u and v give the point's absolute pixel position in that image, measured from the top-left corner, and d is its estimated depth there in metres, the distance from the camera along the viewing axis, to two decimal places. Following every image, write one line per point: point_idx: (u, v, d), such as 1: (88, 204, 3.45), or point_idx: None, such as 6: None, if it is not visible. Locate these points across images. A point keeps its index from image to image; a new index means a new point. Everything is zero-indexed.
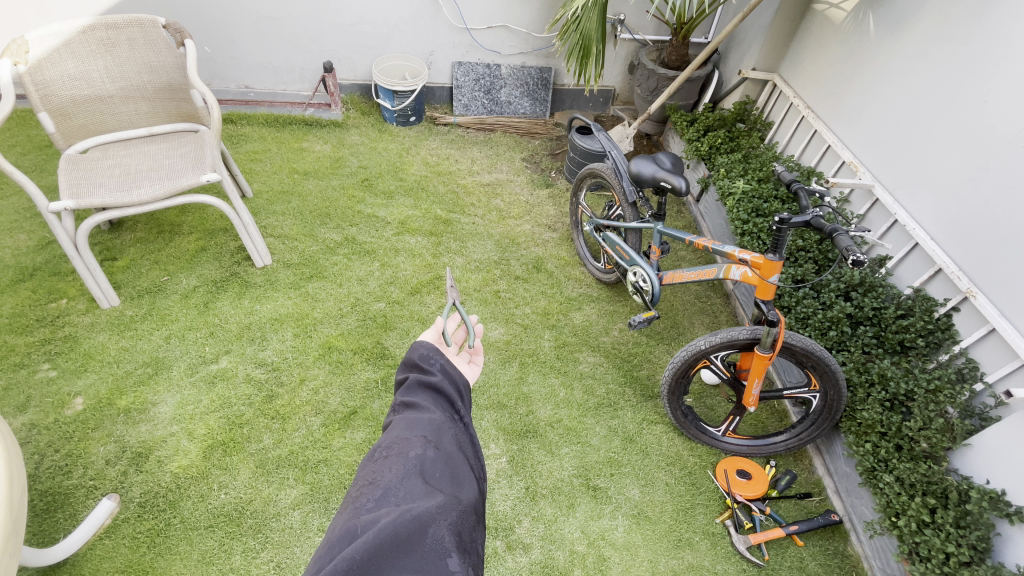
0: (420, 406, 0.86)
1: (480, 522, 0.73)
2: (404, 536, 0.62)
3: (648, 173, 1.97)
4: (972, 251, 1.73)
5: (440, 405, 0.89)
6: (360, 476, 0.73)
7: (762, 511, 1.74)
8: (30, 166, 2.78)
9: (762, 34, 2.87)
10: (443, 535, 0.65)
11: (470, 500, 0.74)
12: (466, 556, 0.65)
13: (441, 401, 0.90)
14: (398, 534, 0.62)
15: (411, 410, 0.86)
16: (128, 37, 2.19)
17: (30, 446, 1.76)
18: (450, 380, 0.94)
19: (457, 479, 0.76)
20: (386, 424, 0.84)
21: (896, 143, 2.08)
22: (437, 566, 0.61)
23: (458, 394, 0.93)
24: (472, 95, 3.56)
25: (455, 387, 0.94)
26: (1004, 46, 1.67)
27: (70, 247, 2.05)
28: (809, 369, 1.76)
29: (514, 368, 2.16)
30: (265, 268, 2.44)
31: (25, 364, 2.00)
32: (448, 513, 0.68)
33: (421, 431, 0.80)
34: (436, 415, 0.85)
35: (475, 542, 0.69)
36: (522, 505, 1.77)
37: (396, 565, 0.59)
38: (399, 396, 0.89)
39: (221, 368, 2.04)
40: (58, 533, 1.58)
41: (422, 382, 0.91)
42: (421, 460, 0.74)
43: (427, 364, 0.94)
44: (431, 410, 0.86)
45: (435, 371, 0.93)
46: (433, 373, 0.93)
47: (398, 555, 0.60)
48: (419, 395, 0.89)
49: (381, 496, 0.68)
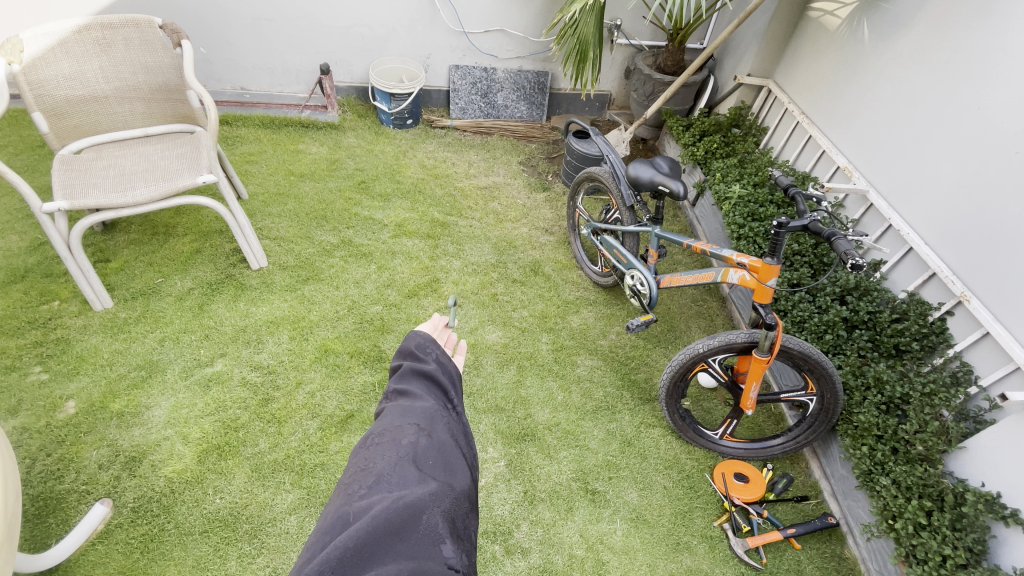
0: (413, 394, 0.85)
1: (473, 510, 0.72)
2: (398, 523, 0.61)
3: (646, 177, 1.97)
4: (966, 256, 1.75)
5: (433, 395, 0.88)
6: (352, 463, 0.72)
7: (759, 514, 1.74)
8: (21, 167, 2.75)
9: (756, 40, 2.89)
10: (436, 522, 0.64)
11: (463, 489, 0.72)
12: (459, 542, 0.65)
13: (435, 390, 0.89)
14: (392, 521, 0.61)
15: (403, 398, 0.85)
16: (123, 37, 2.18)
17: (21, 450, 1.74)
18: (444, 371, 0.93)
19: (450, 467, 0.74)
20: (380, 411, 0.82)
21: (891, 149, 2.10)
22: (431, 552, 0.60)
23: (451, 384, 0.91)
24: (468, 99, 3.57)
25: (449, 377, 0.92)
26: (999, 52, 1.69)
27: (64, 249, 2.03)
28: (806, 373, 1.77)
29: (512, 372, 2.16)
30: (261, 271, 2.43)
31: (16, 367, 1.97)
32: (443, 501, 0.67)
33: (414, 418, 0.79)
34: (429, 403, 0.84)
35: (468, 529, 0.69)
36: (521, 508, 1.76)
37: (389, 552, 0.59)
38: (392, 384, 0.88)
39: (216, 372, 2.02)
40: (49, 539, 1.56)
41: (416, 370, 0.90)
42: (414, 447, 0.74)
43: (423, 354, 0.92)
44: (424, 398, 0.85)
45: (429, 361, 0.92)
46: (428, 363, 0.91)
47: (391, 541, 0.59)
48: (413, 384, 0.88)
49: (375, 482, 0.67)
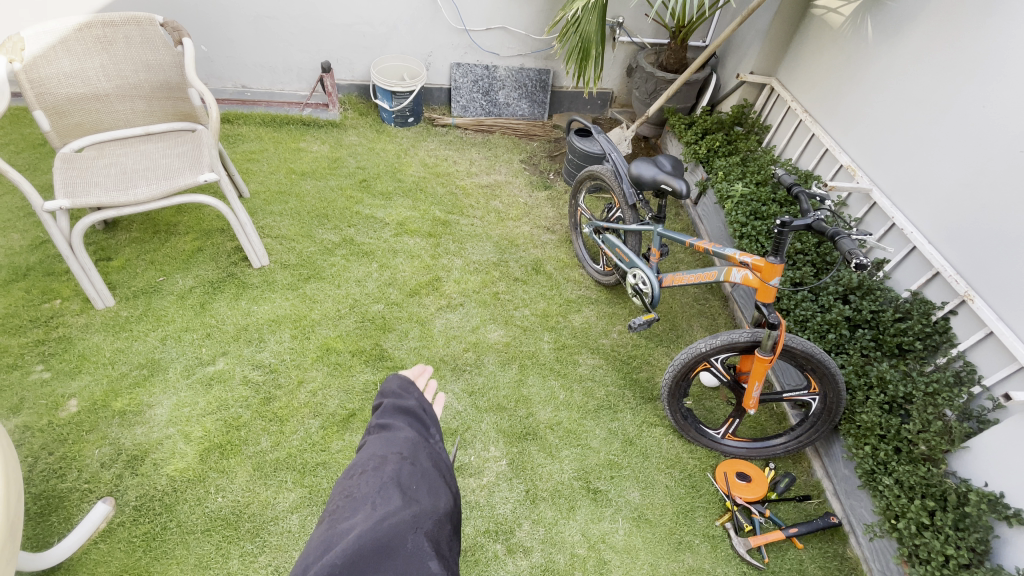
0: (395, 427, 0.88)
1: (455, 533, 0.74)
2: (384, 541, 0.63)
3: (648, 175, 1.96)
4: (970, 255, 1.74)
5: (413, 427, 0.90)
6: (336, 493, 0.73)
7: (761, 514, 1.73)
8: (23, 165, 2.75)
9: (759, 38, 2.88)
10: (421, 541, 0.66)
11: (445, 511, 0.75)
12: (444, 562, 0.66)
13: (416, 423, 0.91)
14: (378, 540, 0.63)
15: (386, 431, 0.87)
16: (124, 35, 2.17)
17: (23, 449, 1.74)
18: (423, 407, 0.96)
19: (433, 492, 0.76)
20: (362, 445, 0.84)
21: (894, 147, 2.10)
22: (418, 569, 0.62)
23: (429, 420, 0.94)
24: (469, 97, 3.56)
25: (428, 413, 0.95)
26: (1004, 50, 1.68)
27: (65, 248, 2.03)
28: (808, 372, 1.76)
29: (513, 371, 2.15)
30: (262, 270, 2.43)
31: (18, 365, 1.97)
32: (425, 521, 0.68)
33: (396, 447, 0.81)
34: (410, 434, 0.87)
35: (450, 551, 0.71)
36: (522, 508, 1.76)
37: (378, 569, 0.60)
38: (374, 420, 0.90)
39: (218, 370, 2.02)
40: (52, 537, 1.56)
41: (399, 407, 0.92)
42: (397, 474, 0.75)
43: (404, 391, 0.95)
44: (405, 430, 0.87)
45: (410, 398, 0.95)
46: (409, 399, 0.94)
47: (379, 559, 0.61)
48: (394, 417, 0.90)
49: (357, 506, 0.69)
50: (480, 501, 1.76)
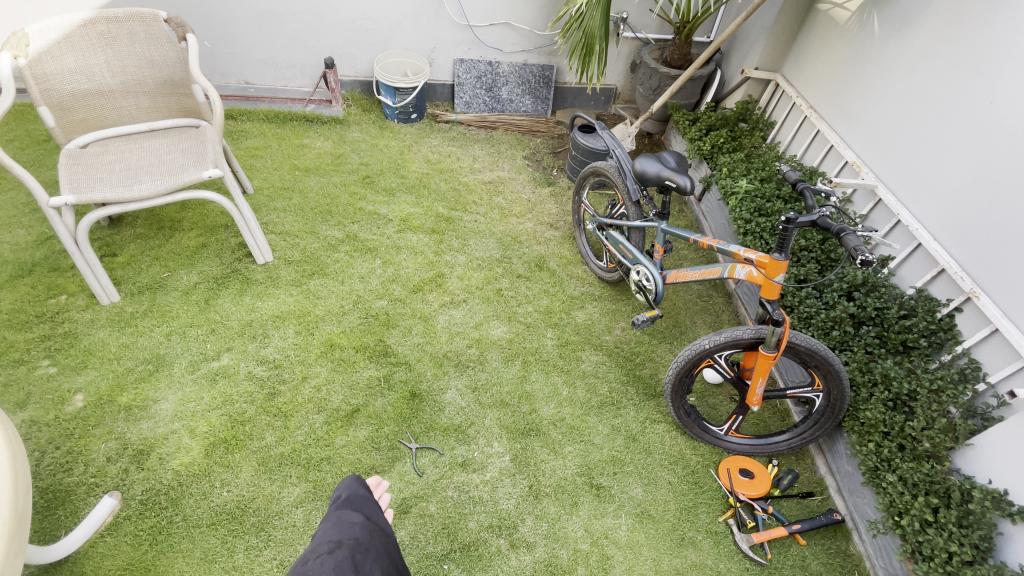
0: (350, 519, 1.18)
1: None
2: None
3: (652, 171, 1.96)
4: (976, 253, 1.74)
5: (363, 520, 1.21)
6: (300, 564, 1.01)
7: (764, 510, 1.75)
8: (28, 161, 2.76)
9: (764, 34, 2.86)
10: None
11: None
12: None
13: (366, 519, 1.22)
14: None
15: (341, 521, 1.17)
16: (128, 31, 2.17)
17: (30, 443, 1.75)
18: (369, 509, 1.27)
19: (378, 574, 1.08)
20: (320, 528, 1.14)
21: (899, 144, 2.09)
22: None
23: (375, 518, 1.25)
24: (473, 93, 3.55)
25: (374, 513, 1.27)
26: (1011, 47, 1.67)
27: (71, 243, 2.04)
28: (812, 369, 1.75)
29: (517, 367, 2.16)
30: (266, 266, 2.43)
31: (24, 360, 1.98)
32: None
33: (353, 536, 1.13)
34: (361, 524, 1.18)
35: None
36: (525, 503, 1.77)
37: None
38: (334, 512, 1.21)
39: (223, 366, 2.03)
40: (58, 531, 1.57)
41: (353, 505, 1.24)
42: (351, 557, 1.06)
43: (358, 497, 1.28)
44: (359, 522, 1.18)
45: (363, 503, 1.27)
46: (361, 504, 1.27)
47: None
48: (350, 512, 1.21)
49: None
50: (483, 496, 1.77)
